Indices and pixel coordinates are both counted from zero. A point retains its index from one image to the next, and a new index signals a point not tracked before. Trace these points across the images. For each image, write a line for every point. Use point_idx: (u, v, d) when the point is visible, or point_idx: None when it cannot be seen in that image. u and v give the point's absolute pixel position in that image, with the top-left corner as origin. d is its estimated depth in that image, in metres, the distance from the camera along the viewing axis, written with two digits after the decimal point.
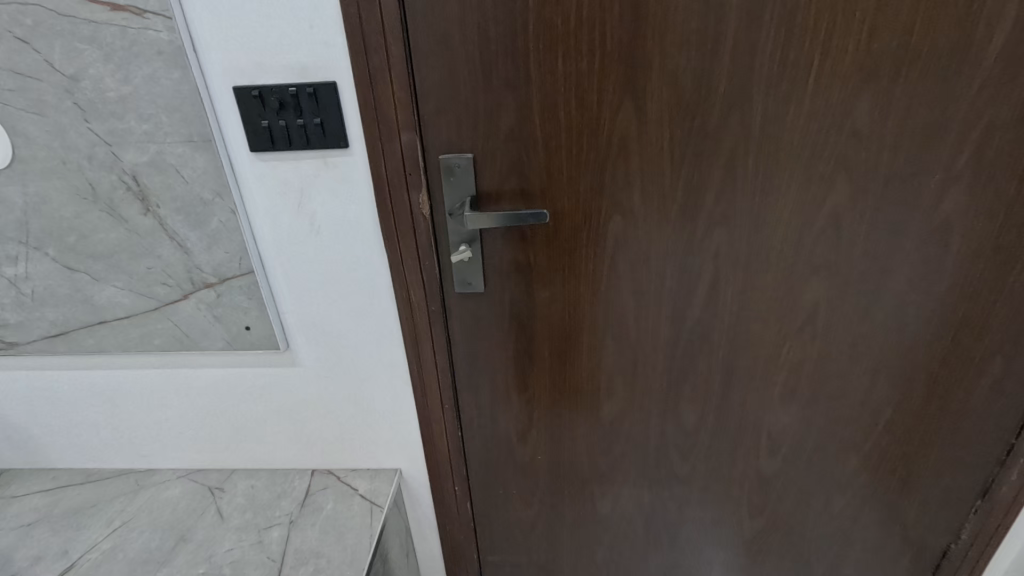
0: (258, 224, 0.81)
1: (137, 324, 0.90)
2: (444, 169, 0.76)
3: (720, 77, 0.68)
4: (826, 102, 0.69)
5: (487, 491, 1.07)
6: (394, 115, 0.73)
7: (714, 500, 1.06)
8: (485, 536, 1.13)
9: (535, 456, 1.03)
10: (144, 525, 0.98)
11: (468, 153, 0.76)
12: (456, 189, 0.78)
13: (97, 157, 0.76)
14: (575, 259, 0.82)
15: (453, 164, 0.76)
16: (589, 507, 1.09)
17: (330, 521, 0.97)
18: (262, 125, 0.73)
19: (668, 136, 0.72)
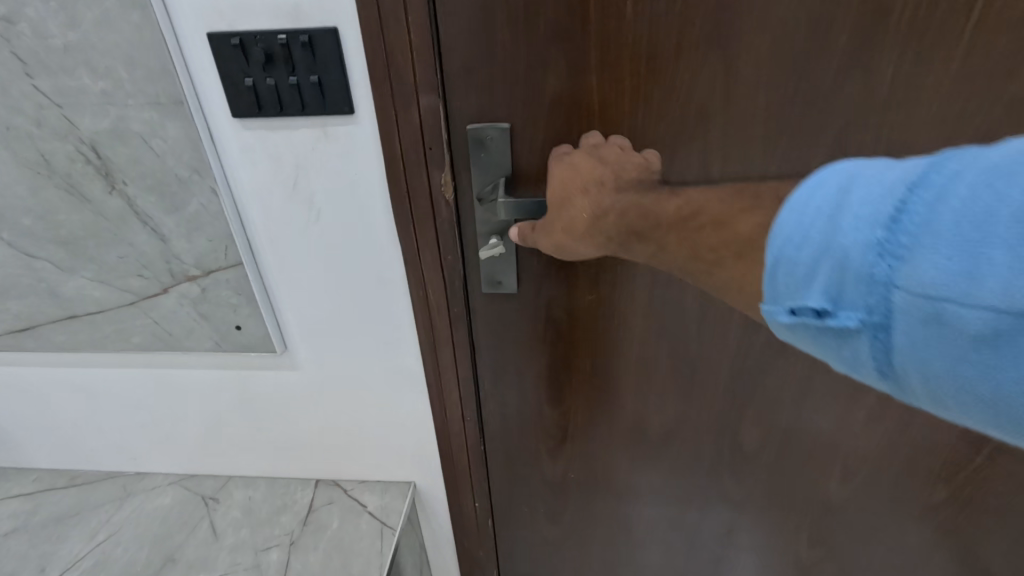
0: (246, 206, 0.67)
1: (113, 320, 0.78)
2: (472, 141, 0.61)
3: (842, 25, 0.52)
4: (983, 62, 0.52)
5: (510, 508, 0.95)
6: (412, 74, 0.57)
7: (770, 528, 0.93)
8: (507, 555, 1.02)
9: (567, 474, 0.90)
10: (130, 540, 0.89)
11: (504, 122, 0.60)
12: (486, 167, 0.63)
13: (48, 123, 0.62)
14: (629, 255, 0.68)
15: (485, 136, 0.61)
16: (625, 528, 0.97)
17: (335, 543, 0.87)
18: (245, 83, 0.58)
19: (764, 105, 0.56)
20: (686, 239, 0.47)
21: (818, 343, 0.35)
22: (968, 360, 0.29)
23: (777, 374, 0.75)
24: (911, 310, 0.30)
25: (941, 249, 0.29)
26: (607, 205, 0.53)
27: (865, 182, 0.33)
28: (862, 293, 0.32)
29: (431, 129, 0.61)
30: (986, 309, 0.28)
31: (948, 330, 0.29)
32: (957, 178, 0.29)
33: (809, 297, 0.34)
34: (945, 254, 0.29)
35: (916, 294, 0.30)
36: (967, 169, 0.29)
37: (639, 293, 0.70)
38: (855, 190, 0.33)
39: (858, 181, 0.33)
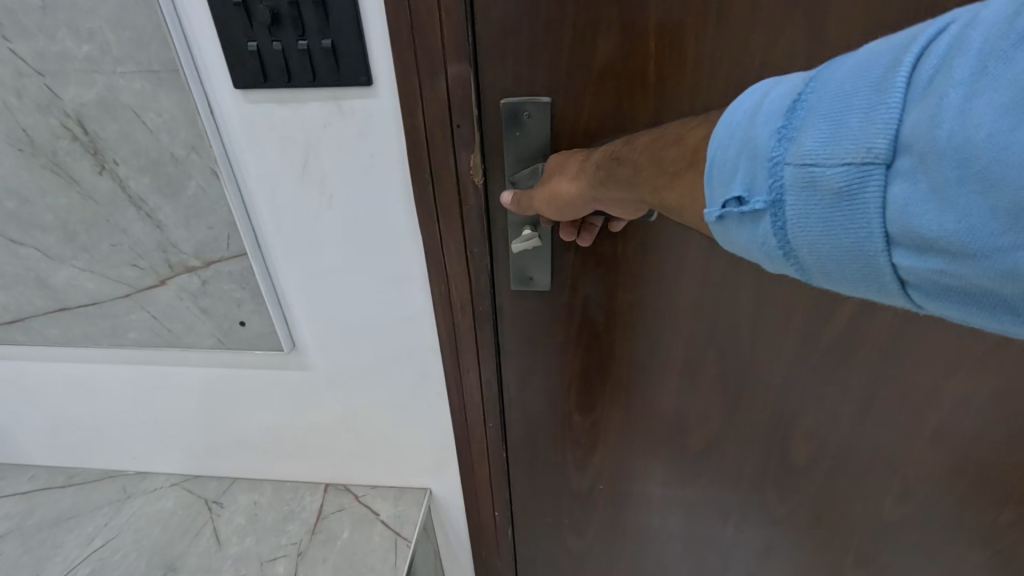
0: (251, 191, 0.60)
1: (107, 313, 0.72)
2: (508, 118, 0.55)
3: None
4: None
5: (532, 519, 0.89)
6: (442, 40, 0.50)
7: (813, 547, 0.86)
8: (527, 566, 0.96)
9: (594, 484, 0.84)
10: (128, 547, 0.83)
11: (546, 97, 0.54)
12: (522, 149, 0.57)
13: (28, 93, 0.55)
14: (678, 249, 0.60)
15: (524, 113, 0.55)
16: (655, 541, 0.90)
17: (345, 555, 0.81)
18: (249, 48, 0.50)
19: None
20: (652, 155, 0.41)
21: (738, 240, 0.32)
22: (830, 216, 0.28)
23: (835, 385, 0.68)
24: (791, 184, 0.29)
25: (819, 119, 0.28)
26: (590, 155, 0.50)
27: (776, 84, 0.32)
28: (755, 176, 0.31)
29: (462, 106, 0.54)
30: (841, 164, 0.27)
31: (816, 193, 0.28)
32: (834, 70, 0.29)
33: (721, 192, 0.32)
34: (818, 123, 0.28)
35: (801, 163, 0.28)
36: (831, 69, 0.29)
37: (686, 292, 0.63)
38: (770, 95, 0.32)
39: (775, 89, 0.32)
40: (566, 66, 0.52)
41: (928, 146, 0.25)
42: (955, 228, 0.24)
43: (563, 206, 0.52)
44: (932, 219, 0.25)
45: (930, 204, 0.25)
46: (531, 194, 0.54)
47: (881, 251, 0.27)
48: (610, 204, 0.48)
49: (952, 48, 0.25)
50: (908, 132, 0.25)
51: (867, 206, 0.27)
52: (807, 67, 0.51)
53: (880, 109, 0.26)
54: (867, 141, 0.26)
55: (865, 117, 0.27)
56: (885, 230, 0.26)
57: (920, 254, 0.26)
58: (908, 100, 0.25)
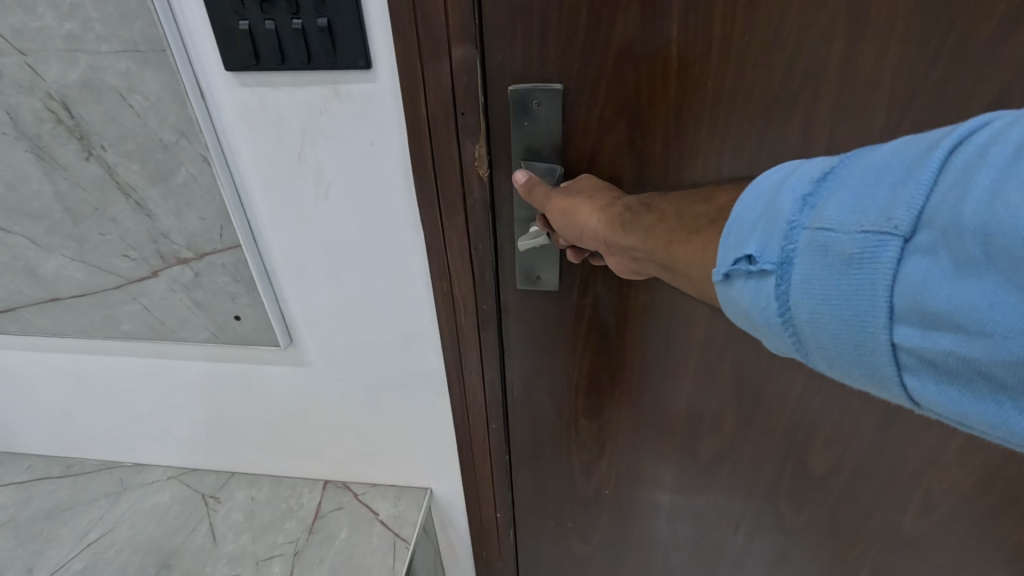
0: (244, 181, 0.57)
1: (98, 304, 0.69)
2: (518, 106, 0.51)
3: None
4: None
5: (535, 522, 0.86)
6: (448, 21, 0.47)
7: (828, 559, 0.83)
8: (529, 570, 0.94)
9: (601, 490, 0.81)
10: (122, 543, 0.82)
11: (557, 83, 0.50)
12: (532, 139, 0.53)
13: (9, 73, 0.52)
14: None
15: (533, 101, 0.51)
16: (663, 548, 0.87)
17: (342, 555, 0.80)
18: (239, 27, 0.47)
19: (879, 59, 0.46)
20: (680, 206, 0.42)
21: (740, 298, 0.31)
22: (837, 284, 0.27)
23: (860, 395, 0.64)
24: (804, 248, 0.28)
25: (843, 190, 0.28)
26: (623, 197, 0.49)
27: (803, 161, 0.32)
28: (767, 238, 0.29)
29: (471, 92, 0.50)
30: (858, 231, 0.26)
31: (827, 257, 0.27)
32: (865, 150, 0.29)
33: (734, 250, 0.31)
34: (842, 194, 0.28)
35: (818, 228, 0.28)
36: (862, 150, 0.29)
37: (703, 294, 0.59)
38: (796, 169, 0.31)
39: (800, 164, 0.32)
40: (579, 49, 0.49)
41: (953, 221, 0.24)
42: (964, 311, 0.23)
43: (578, 217, 0.49)
44: (945, 298, 0.24)
45: (946, 282, 0.24)
46: (549, 190, 0.51)
47: (882, 327, 0.25)
48: (615, 250, 0.48)
49: (990, 134, 0.25)
50: (931, 208, 0.25)
51: (876, 277, 0.26)
52: (843, 52, 0.47)
53: (907, 184, 0.26)
54: (888, 212, 0.26)
55: (892, 191, 0.26)
56: (891, 303, 0.25)
57: (925, 333, 0.24)
58: (935, 180, 0.25)
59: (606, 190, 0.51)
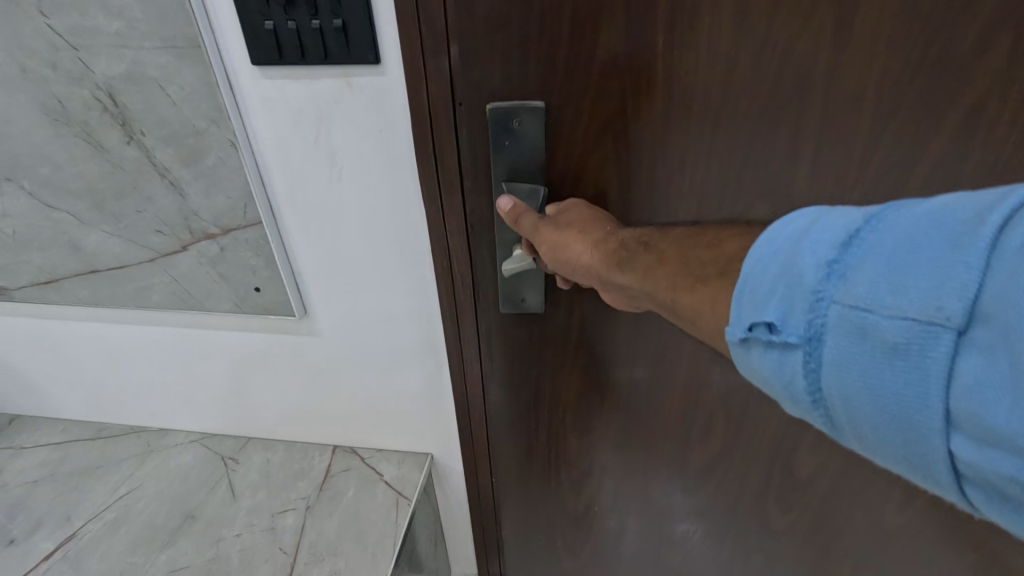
0: (268, 164, 0.64)
1: (133, 276, 0.77)
2: (502, 123, 0.57)
3: None
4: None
5: (532, 495, 0.91)
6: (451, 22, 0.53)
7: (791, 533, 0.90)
8: (524, 538, 0.99)
9: (592, 464, 0.86)
10: (150, 496, 0.89)
11: (537, 102, 0.57)
12: (513, 155, 0.60)
13: (63, 66, 0.59)
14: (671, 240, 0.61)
15: (517, 115, 0.57)
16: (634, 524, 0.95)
17: (351, 512, 0.85)
18: (265, 27, 0.53)
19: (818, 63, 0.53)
20: (676, 245, 0.45)
21: (769, 368, 0.33)
22: (882, 372, 0.28)
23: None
24: (842, 326, 0.29)
25: (878, 267, 0.29)
26: (619, 232, 0.53)
27: (830, 215, 0.32)
28: (798, 309, 0.31)
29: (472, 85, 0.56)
30: (905, 322, 0.27)
31: (869, 342, 0.28)
32: (899, 216, 0.30)
33: (754, 315, 0.33)
34: (877, 271, 0.29)
35: (852, 308, 0.29)
36: (896, 217, 0.30)
37: None
38: (819, 228, 0.32)
39: (824, 219, 0.32)
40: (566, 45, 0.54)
41: (1005, 328, 0.25)
42: (1017, 424, 0.24)
43: (567, 249, 0.54)
44: (999, 412, 0.24)
45: (998, 390, 0.25)
46: (543, 225, 0.57)
47: (937, 431, 0.27)
48: (609, 283, 0.52)
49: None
50: (985, 306, 0.25)
51: (927, 373, 0.27)
52: (794, 56, 0.53)
53: (954, 272, 0.26)
54: (938, 305, 0.26)
55: (937, 280, 0.27)
56: (945, 408, 0.26)
57: (980, 447, 0.25)
58: (983, 272, 0.26)
59: (605, 226, 0.55)
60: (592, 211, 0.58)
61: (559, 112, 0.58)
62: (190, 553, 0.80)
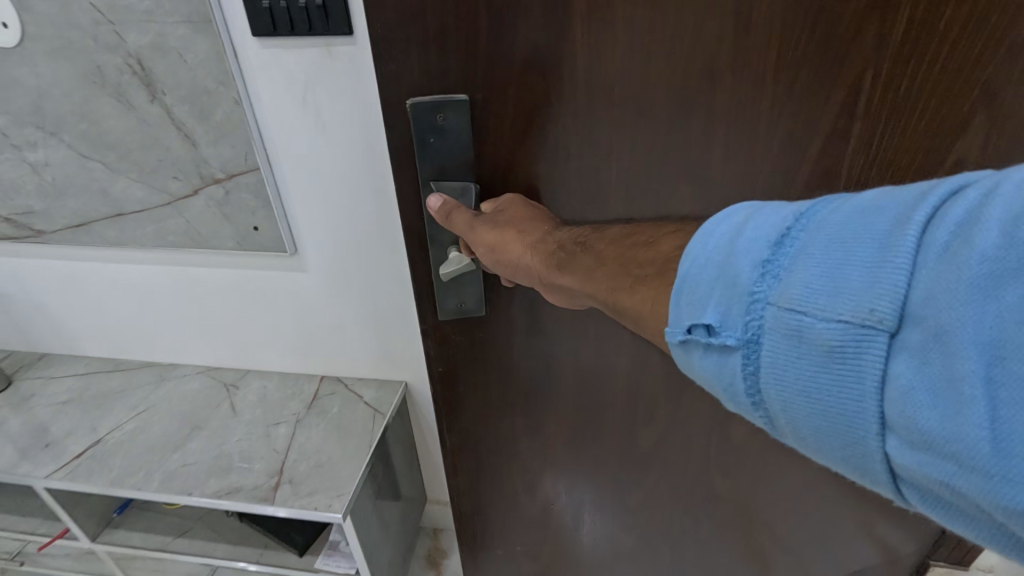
0: (264, 119, 0.79)
1: (152, 218, 0.92)
2: (430, 123, 0.55)
3: None
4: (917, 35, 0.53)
5: (496, 491, 0.90)
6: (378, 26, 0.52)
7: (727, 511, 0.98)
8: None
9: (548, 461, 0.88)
10: (163, 412, 1.04)
11: (462, 94, 0.54)
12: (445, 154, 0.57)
13: (102, 37, 0.74)
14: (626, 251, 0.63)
15: (443, 108, 0.55)
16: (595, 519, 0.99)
17: (335, 422, 1.00)
18: (263, 6, 0.69)
19: None
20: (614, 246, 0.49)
21: (709, 365, 0.33)
22: (821, 374, 0.28)
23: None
24: (778, 327, 0.30)
25: (812, 265, 0.29)
26: (555, 232, 0.56)
27: (762, 214, 0.33)
28: (735, 310, 0.31)
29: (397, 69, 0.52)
30: (840, 324, 0.28)
31: (808, 345, 0.29)
32: (830, 213, 0.30)
33: (692, 314, 0.34)
34: (811, 271, 0.29)
35: (787, 309, 0.29)
36: (827, 216, 0.30)
37: None
38: (751, 227, 0.33)
39: (756, 217, 0.33)
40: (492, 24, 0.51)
41: (935, 329, 0.25)
42: (951, 432, 0.24)
43: (508, 248, 0.56)
44: (931, 415, 0.25)
45: (930, 391, 0.25)
46: (481, 223, 0.56)
47: (874, 433, 0.27)
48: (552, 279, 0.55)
49: (966, 220, 0.25)
50: (915, 305, 0.26)
51: (862, 372, 0.27)
52: None
53: (886, 268, 0.27)
54: (871, 306, 0.27)
55: (867, 279, 0.27)
56: (879, 409, 0.27)
57: (917, 451, 0.25)
58: (911, 270, 0.26)
59: (538, 223, 0.57)
60: (519, 198, 0.59)
61: (490, 105, 0.55)
62: (197, 452, 0.94)
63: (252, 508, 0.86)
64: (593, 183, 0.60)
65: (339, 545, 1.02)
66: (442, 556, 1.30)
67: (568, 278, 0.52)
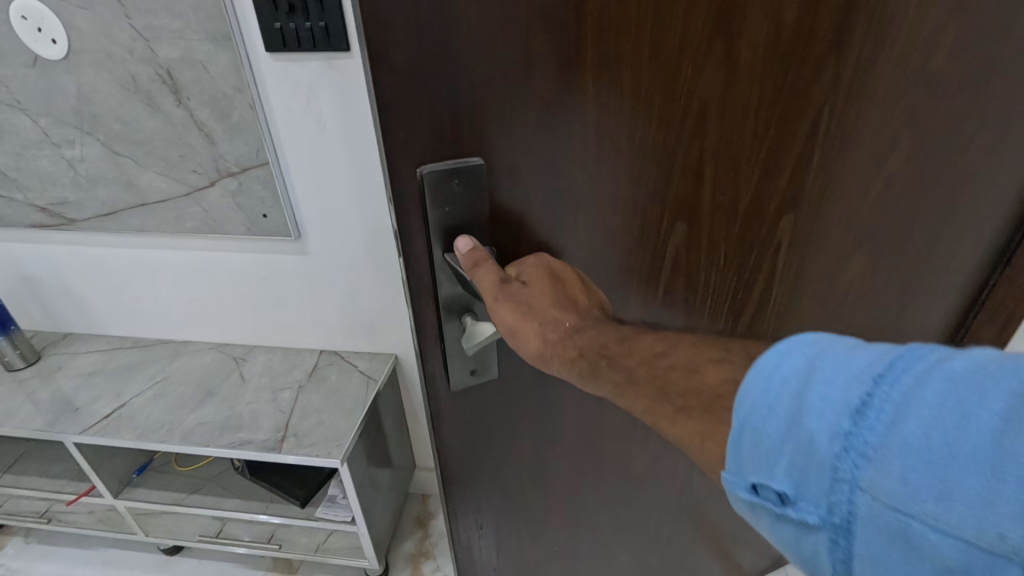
0: (274, 121, 0.93)
1: (173, 207, 1.05)
2: (441, 184, 0.47)
3: None
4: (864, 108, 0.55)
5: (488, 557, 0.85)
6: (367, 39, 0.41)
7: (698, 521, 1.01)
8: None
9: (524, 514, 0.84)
10: (179, 381, 1.16)
11: (476, 157, 0.47)
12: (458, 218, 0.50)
13: (137, 51, 0.88)
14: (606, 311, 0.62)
15: (457, 174, 0.47)
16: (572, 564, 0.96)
17: (333, 387, 1.13)
18: (275, 27, 0.82)
19: None
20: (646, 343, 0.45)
21: (784, 531, 0.32)
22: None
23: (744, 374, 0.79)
24: (878, 523, 0.27)
25: (908, 455, 0.27)
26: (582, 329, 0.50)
27: (828, 365, 0.31)
28: (818, 487, 0.30)
29: (397, 116, 0.44)
30: (953, 537, 0.25)
31: (917, 551, 0.26)
32: (917, 387, 0.27)
33: (768, 481, 0.32)
34: (912, 469, 0.26)
35: (883, 503, 0.27)
36: (916, 388, 0.27)
37: None
38: (818, 384, 0.31)
39: (821, 370, 0.31)
40: (508, 74, 0.44)
41: None
42: None
43: (525, 334, 0.50)
44: None
45: None
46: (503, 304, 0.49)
47: None
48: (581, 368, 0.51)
49: None
50: None
51: None
52: None
53: (999, 482, 0.24)
54: (993, 524, 0.24)
55: (981, 488, 0.24)
56: None
57: None
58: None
59: (563, 306, 0.52)
60: (546, 266, 0.53)
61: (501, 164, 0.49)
62: (212, 413, 1.07)
63: (262, 456, 0.99)
64: (600, 247, 0.57)
65: (337, 498, 1.16)
66: (429, 517, 1.43)
67: (593, 384, 0.50)
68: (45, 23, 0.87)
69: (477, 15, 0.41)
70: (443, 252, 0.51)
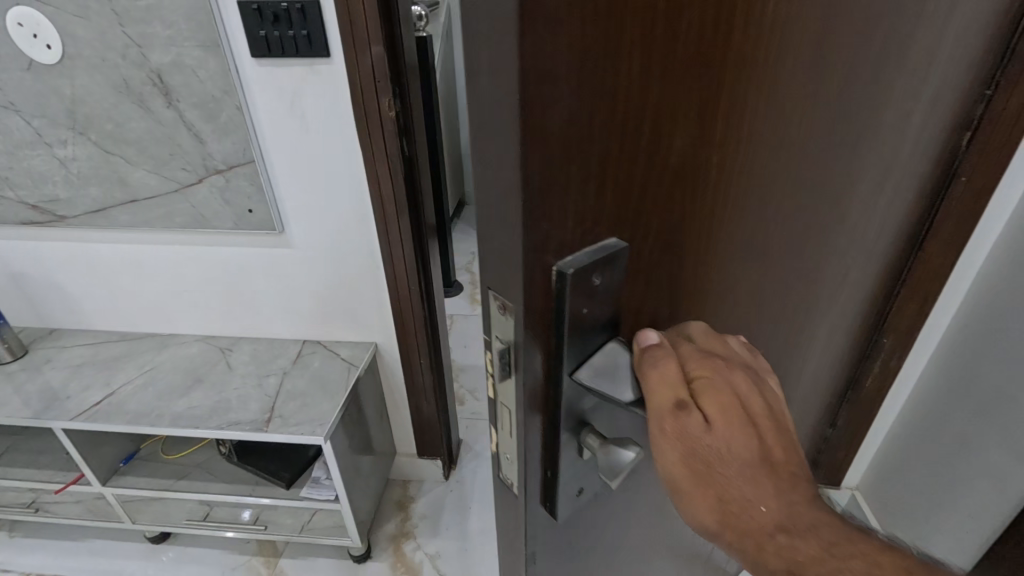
0: (259, 122, 1.00)
1: (162, 203, 1.11)
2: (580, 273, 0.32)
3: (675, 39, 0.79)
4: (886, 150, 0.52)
5: None
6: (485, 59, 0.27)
7: None
8: (444, 395, 1.40)
9: None
10: (167, 370, 1.22)
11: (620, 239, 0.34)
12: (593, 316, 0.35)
13: (130, 57, 0.94)
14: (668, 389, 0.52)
15: (602, 263, 0.33)
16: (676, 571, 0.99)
17: (316, 373, 1.20)
18: (260, 35, 0.90)
19: None
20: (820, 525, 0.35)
21: None
22: None
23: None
24: None
25: None
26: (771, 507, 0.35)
27: None
28: None
29: (543, 200, 0.29)
30: None
31: None
32: None
33: None
34: None
35: None
36: None
37: None
38: None
39: None
40: (649, 137, 0.32)
41: None
42: None
43: (698, 496, 0.35)
44: None
45: None
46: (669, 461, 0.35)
47: None
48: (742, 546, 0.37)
49: None
50: None
51: None
52: None
53: None
54: None
55: None
56: None
57: None
58: None
59: (763, 481, 0.35)
60: (739, 403, 0.36)
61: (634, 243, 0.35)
62: (200, 398, 1.13)
63: (250, 435, 1.05)
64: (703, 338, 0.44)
65: (321, 479, 1.22)
66: (411, 501, 1.49)
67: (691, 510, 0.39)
68: (42, 30, 0.93)
69: (635, 73, 0.29)
70: (573, 370, 0.35)
